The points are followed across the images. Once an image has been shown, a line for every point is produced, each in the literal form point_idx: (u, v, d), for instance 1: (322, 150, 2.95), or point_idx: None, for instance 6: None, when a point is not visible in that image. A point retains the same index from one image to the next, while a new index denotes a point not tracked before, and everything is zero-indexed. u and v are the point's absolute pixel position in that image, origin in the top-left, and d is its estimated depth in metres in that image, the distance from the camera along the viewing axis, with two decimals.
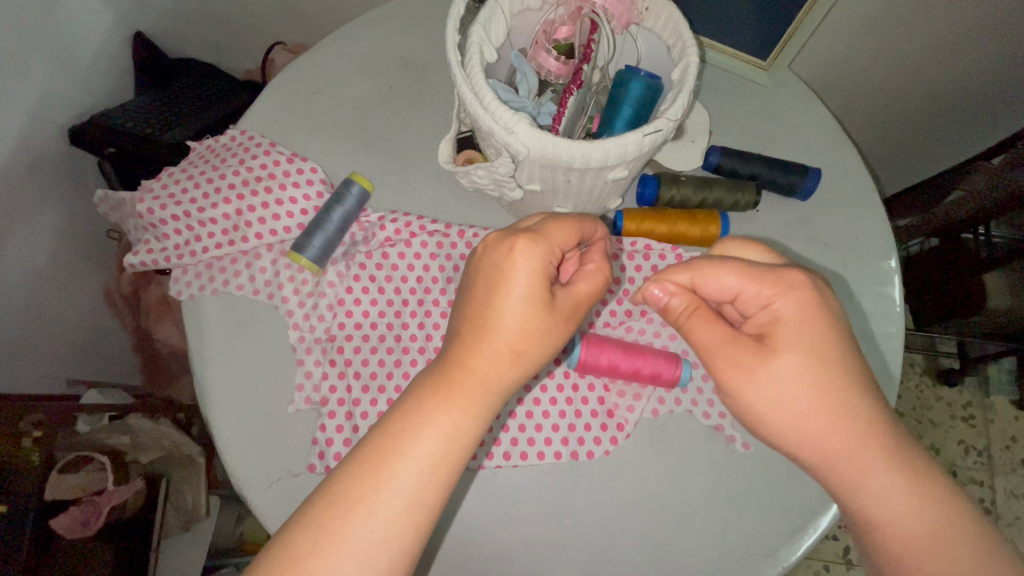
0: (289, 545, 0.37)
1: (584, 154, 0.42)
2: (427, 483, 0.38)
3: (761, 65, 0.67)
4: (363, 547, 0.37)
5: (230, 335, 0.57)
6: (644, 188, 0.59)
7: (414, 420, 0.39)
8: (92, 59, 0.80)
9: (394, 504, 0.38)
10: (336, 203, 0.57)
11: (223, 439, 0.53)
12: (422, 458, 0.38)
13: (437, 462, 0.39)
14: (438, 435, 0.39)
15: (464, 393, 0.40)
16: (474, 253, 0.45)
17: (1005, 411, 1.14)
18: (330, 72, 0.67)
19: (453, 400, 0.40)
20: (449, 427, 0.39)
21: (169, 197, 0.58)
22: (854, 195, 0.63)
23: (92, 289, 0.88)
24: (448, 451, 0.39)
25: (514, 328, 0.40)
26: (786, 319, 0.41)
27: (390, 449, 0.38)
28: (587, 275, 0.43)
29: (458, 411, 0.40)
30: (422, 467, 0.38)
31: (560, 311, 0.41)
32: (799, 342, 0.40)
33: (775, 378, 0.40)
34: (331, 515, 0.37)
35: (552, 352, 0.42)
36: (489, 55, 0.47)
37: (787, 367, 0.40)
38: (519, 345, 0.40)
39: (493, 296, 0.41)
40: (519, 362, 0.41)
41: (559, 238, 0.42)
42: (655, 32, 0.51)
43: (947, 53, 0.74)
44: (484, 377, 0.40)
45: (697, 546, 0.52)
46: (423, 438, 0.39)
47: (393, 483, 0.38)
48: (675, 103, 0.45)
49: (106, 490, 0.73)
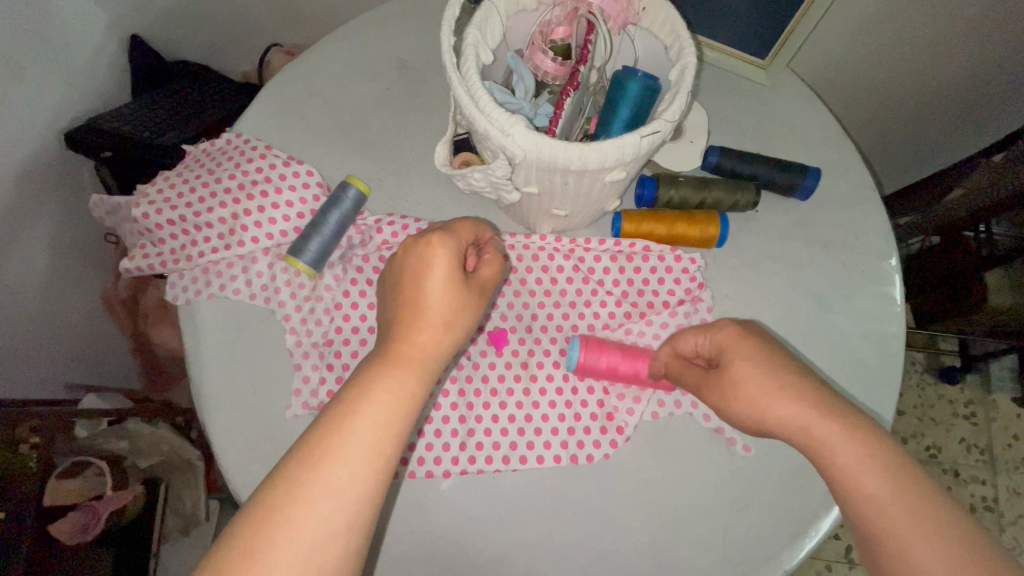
0: (267, 506, 0.36)
1: (581, 157, 0.42)
2: (386, 433, 0.40)
3: (759, 64, 0.66)
4: (335, 492, 0.37)
5: (227, 340, 0.56)
6: (644, 189, 0.59)
7: (366, 382, 0.41)
8: (88, 62, 0.80)
9: (356, 453, 0.38)
10: (332, 206, 0.56)
11: (222, 444, 0.53)
12: (379, 413, 0.40)
13: (391, 413, 0.40)
14: (393, 391, 0.41)
15: (406, 356, 0.42)
16: (392, 256, 0.48)
17: (1007, 409, 1.14)
18: (325, 75, 0.66)
19: (398, 362, 0.42)
20: (395, 385, 0.41)
21: (164, 201, 0.57)
22: (853, 195, 0.63)
23: (91, 294, 0.88)
24: (401, 406, 0.41)
25: (441, 298, 0.44)
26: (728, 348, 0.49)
27: (347, 406, 0.40)
28: (490, 262, 0.47)
29: (403, 373, 0.42)
30: (377, 420, 0.40)
31: (475, 287, 0.46)
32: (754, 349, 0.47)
33: (733, 383, 0.47)
34: (298, 470, 0.38)
35: (474, 324, 0.46)
36: (484, 57, 0.47)
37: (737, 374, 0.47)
38: (445, 310, 0.44)
39: (419, 279, 0.44)
40: (455, 325, 0.44)
41: (465, 230, 0.47)
42: (653, 32, 0.51)
43: (946, 50, 0.74)
44: (422, 342, 0.43)
45: (700, 551, 0.51)
46: (376, 396, 0.40)
47: (354, 435, 0.39)
48: (672, 104, 0.44)
49: (105, 495, 0.73)
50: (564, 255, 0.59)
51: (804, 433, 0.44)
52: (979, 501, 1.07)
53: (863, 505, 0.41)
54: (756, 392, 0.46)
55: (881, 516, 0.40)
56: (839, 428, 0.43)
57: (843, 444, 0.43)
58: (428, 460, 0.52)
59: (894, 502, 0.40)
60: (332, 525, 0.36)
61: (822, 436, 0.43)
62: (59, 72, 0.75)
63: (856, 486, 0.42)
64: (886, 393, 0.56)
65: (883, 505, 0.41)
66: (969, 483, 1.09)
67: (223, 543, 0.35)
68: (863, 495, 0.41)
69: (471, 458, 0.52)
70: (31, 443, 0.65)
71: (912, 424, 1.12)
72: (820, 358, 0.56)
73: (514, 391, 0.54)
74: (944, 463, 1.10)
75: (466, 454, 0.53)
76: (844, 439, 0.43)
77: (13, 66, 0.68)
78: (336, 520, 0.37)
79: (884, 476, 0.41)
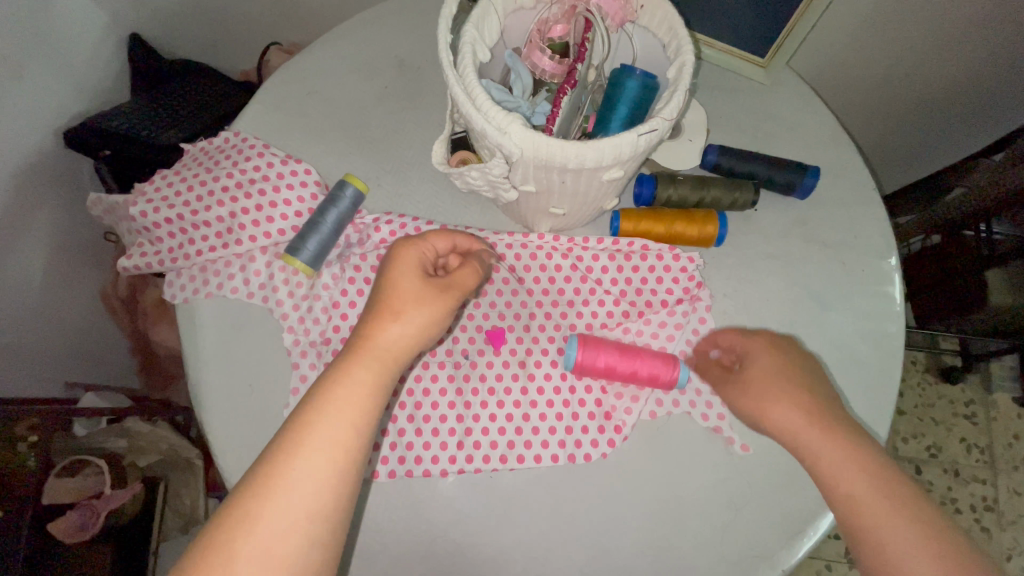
0: (234, 503, 0.37)
1: (578, 155, 0.42)
2: (346, 429, 0.40)
3: (758, 62, 0.66)
4: (295, 488, 0.38)
5: (225, 339, 0.56)
6: (642, 188, 0.59)
7: (332, 381, 0.41)
8: (88, 61, 0.80)
9: (316, 449, 0.39)
10: (331, 204, 0.56)
11: (219, 443, 0.53)
12: (338, 411, 0.40)
13: (353, 414, 0.40)
14: (356, 391, 0.41)
15: (370, 355, 0.42)
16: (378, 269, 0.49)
17: (1007, 409, 1.13)
18: (324, 73, 0.66)
19: (362, 362, 0.42)
20: (356, 386, 0.41)
21: (162, 199, 0.57)
22: (852, 193, 0.62)
23: (90, 293, 0.88)
24: (364, 406, 0.41)
25: (400, 297, 0.44)
26: (753, 351, 0.52)
27: (312, 405, 0.40)
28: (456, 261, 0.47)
29: (364, 371, 0.42)
30: (338, 417, 0.40)
31: (439, 284, 0.45)
32: (773, 360, 0.50)
33: (748, 383, 0.50)
34: (264, 468, 0.38)
35: (443, 319, 0.45)
36: (482, 55, 0.47)
37: (755, 373, 0.50)
38: (407, 310, 0.44)
39: (383, 282, 0.45)
40: (420, 327, 0.44)
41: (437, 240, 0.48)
42: (651, 30, 0.50)
43: (945, 48, 0.74)
44: (384, 342, 0.43)
45: (698, 549, 0.51)
46: (338, 395, 0.41)
47: (315, 432, 0.39)
48: (670, 103, 0.44)
49: (104, 493, 0.73)
50: (563, 254, 0.59)
51: (796, 439, 0.47)
52: (979, 500, 1.07)
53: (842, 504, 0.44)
54: (767, 396, 0.48)
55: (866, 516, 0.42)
56: (820, 435, 0.46)
57: (824, 448, 0.45)
58: (426, 460, 0.52)
59: (868, 499, 0.43)
60: (291, 520, 0.37)
61: (804, 441, 0.46)
62: (58, 71, 0.75)
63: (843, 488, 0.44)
64: (886, 392, 0.55)
65: (858, 503, 0.43)
66: (969, 483, 1.08)
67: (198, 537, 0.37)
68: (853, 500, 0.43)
69: (469, 458, 0.52)
70: (28, 442, 0.67)
71: (912, 423, 1.12)
72: (821, 357, 0.56)
73: (512, 390, 0.54)
74: (944, 463, 1.10)
75: (463, 454, 0.52)
76: (833, 448, 0.45)
77: (12, 65, 0.69)
78: (296, 520, 0.37)
79: (861, 478, 0.43)
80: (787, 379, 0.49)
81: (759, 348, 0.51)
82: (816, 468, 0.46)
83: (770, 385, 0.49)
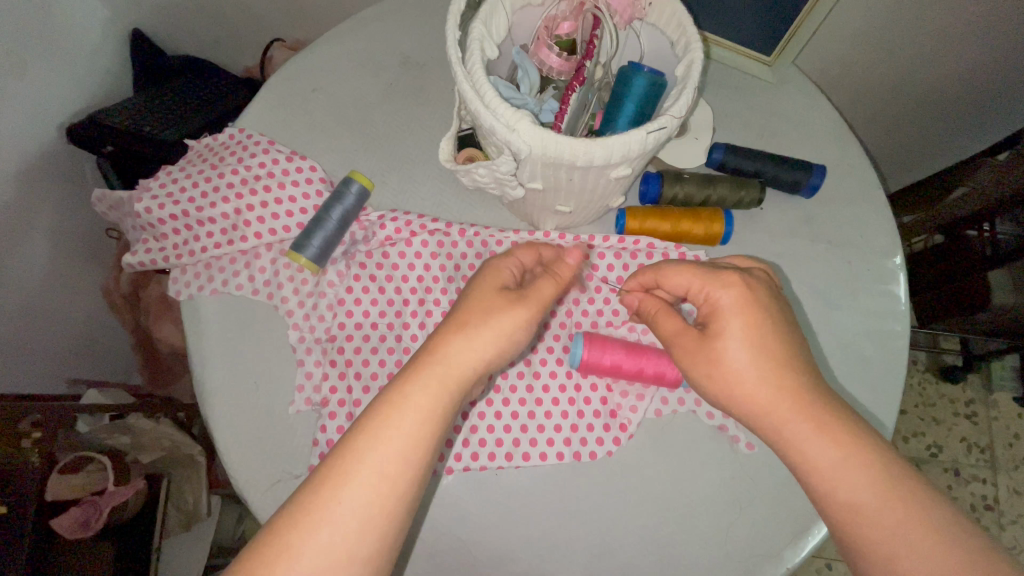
0: (280, 525, 0.38)
1: (586, 152, 0.42)
2: (409, 451, 0.40)
3: (764, 61, 0.66)
4: (355, 509, 0.38)
5: (230, 336, 0.56)
6: (647, 186, 0.59)
7: (392, 403, 0.40)
8: (91, 57, 0.80)
9: (375, 471, 0.39)
10: (336, 201, 0.56)
11: (223, 440, 0.53)
12: (403, 432, 0.40)
13: (408, 442, 0.40)
14: (414, 418, 0.40)
15: (435, 376, 0.42)
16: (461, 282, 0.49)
17: (1008, 408, 1.13)
18: (329, 69, 0.66)
19: (426, 380, 0.41)
20: (416, 410, 0.40)
21: (167, 196, 0.57)
22: (857, 192, 0.62)
23: (92, 289, 0.87)
24: (423, 428, 0.40)
25: (479, 315, 0.44)
26: (722, 308, 0.45)
27: (366, 429, 0.40)
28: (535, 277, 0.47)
29: (429, 391, 0.41)
30: (402, 438, 0.40)
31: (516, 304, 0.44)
32: (749, 326, 0.44)
33: (718, 356, 0.45)
34: (322, 486, 0.38)
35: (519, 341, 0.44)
36: (489, 52, 0.47)
37: (726, 347, 0.44)
38: (479, 330, 0.43)
39: (469, 301, 0.45)
40: (491, 350, 0.43)
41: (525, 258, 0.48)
42: (658, 28, 0.50)
43: (950, 47, 0.74)
44: (454, 362, 0.42)
45: (702, 548, 0.51)
46: (397, 419, 0.40)
47: (377, 453, 0.39)
48: (678, 101, 0.44)
49: (106, 490, 0.73)
50: None
51: (780, 431, 0.43)
52: (980, 500, 1.07)
53: (837, 506, 0.41)
54: (738, 371, 0.44)
55: (869, 523, 0.40)
56: (810, 426, 0.42)
57: (818, 448, 0.42)
58: None
59: (873, 504, 0.40)
60: (350, 538, 0.38)
61: (791, 434, 0.43)
62: (61, 66, 0.75)
63: (843, 489, 0.41)
64: (891, 391, 0.55)
65: (861, 509, 0.40)
66: (969, 483, 1.09)
67: (249, 549, 0.37)
68: (851, 503, 0.40)
69: (474, 455, 0.52)
70: (32, 438, 0.66)
71: (913, 423, 1.12)
72: (824, 356, 0.56)
73: (518, 387, 0.55)
74: (945, 463, 1.10)
75: (469, 451, 0.53)
76: (829, 446, 0.41)
77: (14, 59, 0.68)
78: (338, 550, 0.37)
79: (862, 482, 0.40)
80: (766, 350, 0.44)
81: (732, 305, 0.45)
82: (804, 462, 0.42)
83: (746, 360, 0.44)
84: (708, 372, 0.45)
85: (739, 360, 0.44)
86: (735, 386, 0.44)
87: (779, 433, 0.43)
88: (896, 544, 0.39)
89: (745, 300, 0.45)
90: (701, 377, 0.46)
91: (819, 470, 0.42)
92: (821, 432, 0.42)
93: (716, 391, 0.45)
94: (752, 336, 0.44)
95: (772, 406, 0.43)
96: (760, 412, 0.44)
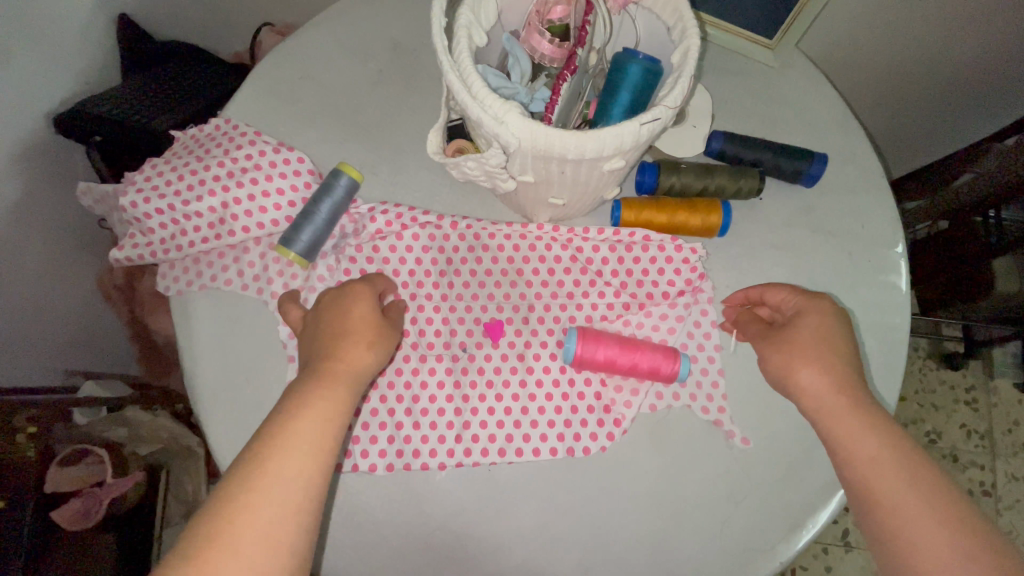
0: (222, 494, 0.40)
1: (578, 145, 0.40)
2: (326, 430, 0.43)
3: (767, 44, 0.64)
4: (288, 482, 0.41)
5: (220, 331, 0.55)
6: (644, 176, 0.57)
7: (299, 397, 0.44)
8: (76, 43, 0.78)
9: (302, 448, 0.42)
10: (324, 194, 0.55)
11: (216, 436, 0.52)
12: (315, 416, 0.43)
13: (328, 421, 0.44)
14: (326, 403, 0.44)
15: (334, 372, 0.46)
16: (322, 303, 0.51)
17: (1008, 394, 1.13)
18: (317, 56, 0.64)
19: (328, 377, 0.45)
20: (327, 395, 0.45)
21: (152, 189, 0.56)
22: (859, 181, 0.61)
23: (84, 281, 0.87)
24: (333, 411, 0.44)
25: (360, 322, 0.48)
26: (802, 308, 0.51)
27: (286, 415, 0.43)
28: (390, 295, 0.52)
29: (329, 385, 0.45)
30: (318, 419, 0.44)
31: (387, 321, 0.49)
32: (821, 322, 0.50)
33: (787, 336, 0.50)
34: (252, 468, 0.41)
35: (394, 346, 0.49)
36: (478, 39, 0.45)
37: (798, 330, 0.50)
38: (381, 338, 0.48)
39: (344, 313, 0.48)
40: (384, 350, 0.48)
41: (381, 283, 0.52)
42: (655, 12, 0.49)
43: (959, 29, 0.71)
44: (348, 362, 0.46)
45: (698, 542, 0.51)
46: (306, 406, 0.44)
47: (299, 434, 0.43)
48: (674, 89, 0.42)
49: (106, 482, 0.75)
50: (562, 244, 0.57)
51: (833, 405, 0.47)
52: (977, 485, 1.07)
53: (878, 476, 0.44)
54: (802, 349, 0.49)
55: (908, 493, 0.43)
56: (851, 402, 0.47)
57: (864, 424, 0.46)
58: (424, 453, 0.52)
59: (909, 476, 0.43)
60: (288, 508, 0.40)
61: (839, 408, 0.47)
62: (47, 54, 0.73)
63: (885, 462, 0.44)
64: (888, 384, 0.55)
65: (900, 481, 0.43)
66: (968, 469, 1.08)
67: (191, 526, 0.38)
68: (892, 473, 0.44)
69: (467, 450, 0.52)
70: (28, 433, 0.66)
71: (912, 409, 1.12)
72: None
73: (511, 383, 0.54)
74: (943, 449, 1.09)
75: (462, 447, 0.52)
76: (877, 425, 0.46)
77: None
78: (286, 514, 0.40)
79: (906, 458, 0.44)
80: (832, 342, 0.49)
81: (808, 305, 0.51)
82: (850, 435, 0.46)
83: (812, 343, 0.49)
84: (775, 349, 0.50)
85: (803, 342, 0.49)
86: (794, 363, 0.49)
87: (824, 404, 0.47)
88: (930, 514, 0.41)
89: (823, 306, 0.51)
90: (768, 352, 0.50)
91: (866, 444, 0.45)
92: (873, 414, 0.46)
93: (777, 366, 0.50)
94: (822, 327, 0.50)
95: (829, 383, 0.48)
96: (816, 388, 0.48)
